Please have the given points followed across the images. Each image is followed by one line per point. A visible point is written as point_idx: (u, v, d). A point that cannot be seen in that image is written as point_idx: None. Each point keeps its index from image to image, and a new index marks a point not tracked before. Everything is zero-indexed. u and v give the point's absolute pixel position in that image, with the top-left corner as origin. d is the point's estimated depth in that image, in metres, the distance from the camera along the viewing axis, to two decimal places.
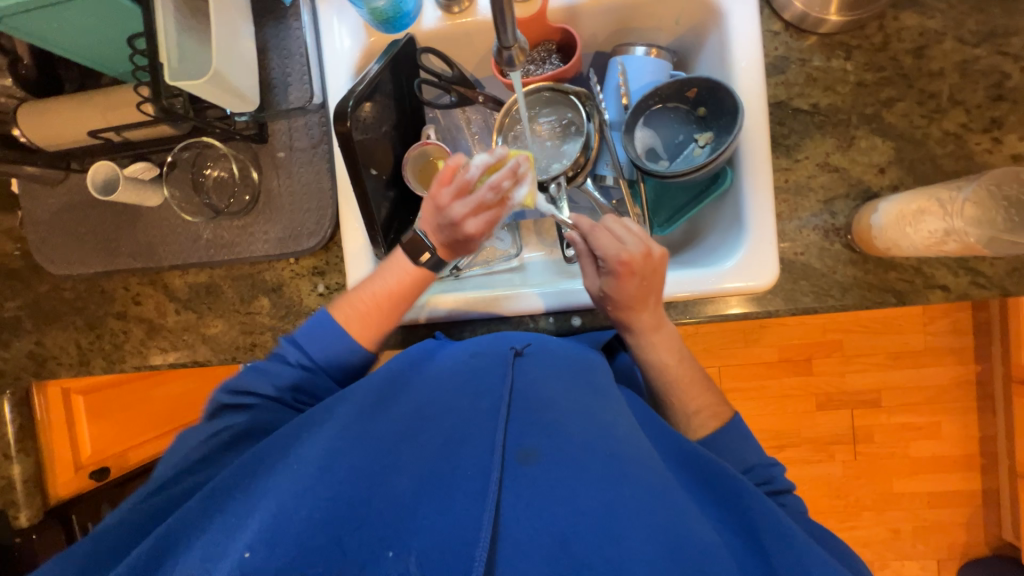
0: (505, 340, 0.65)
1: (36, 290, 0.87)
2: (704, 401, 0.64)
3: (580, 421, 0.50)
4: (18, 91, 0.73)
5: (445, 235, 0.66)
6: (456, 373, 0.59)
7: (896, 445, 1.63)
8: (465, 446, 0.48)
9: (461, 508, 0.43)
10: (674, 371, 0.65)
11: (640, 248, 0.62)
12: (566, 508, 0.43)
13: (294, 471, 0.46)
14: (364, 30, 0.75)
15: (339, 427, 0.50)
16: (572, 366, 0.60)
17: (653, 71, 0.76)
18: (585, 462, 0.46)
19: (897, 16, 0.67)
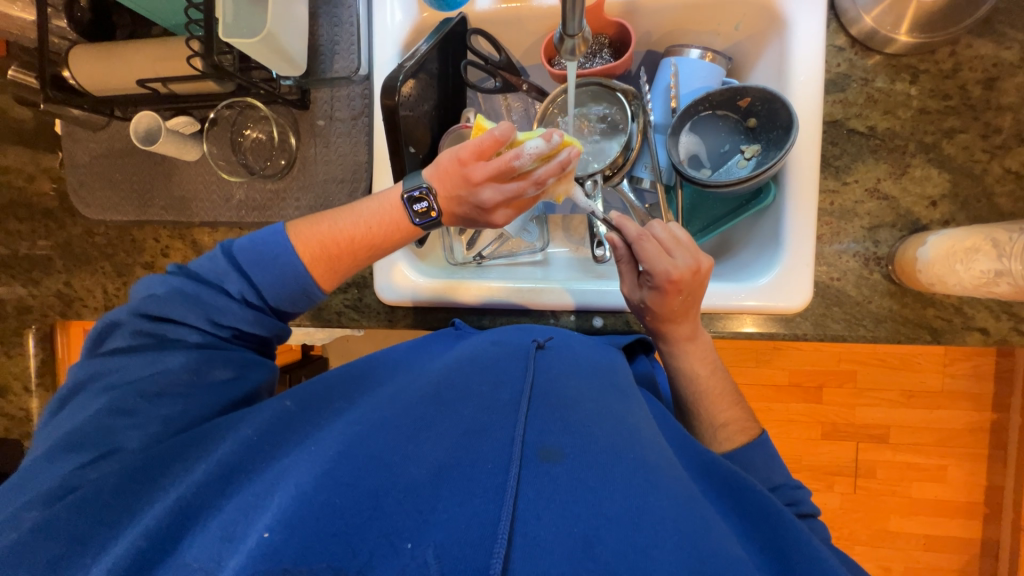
0: (527, 332, 0.65)
1: (69, 231, 0.89)
2: (727, 416, 0.63)
3: (600, 423, 0.50)
4: (71, 33, 0.73)
5: (466, 213, 0.64)
6: (475, 362, 0.58)
7: (898, 484, 1.60)
8: (483, 440, 0.48)
9: (480, 502, 0.42)
10: (702, 380, 0.65)
11: (689, 261, 0.61)
12: (589, 510, 0.41)
13: (313, 456, 0.47)
14: (416, 5, 0.74)
15: (358, 419, 0.51)
16: (593, 366, 0.60)
17: (706, 75, 0.74)
18: (605, 464, 0.45)
19: (972, 43, 0.63)
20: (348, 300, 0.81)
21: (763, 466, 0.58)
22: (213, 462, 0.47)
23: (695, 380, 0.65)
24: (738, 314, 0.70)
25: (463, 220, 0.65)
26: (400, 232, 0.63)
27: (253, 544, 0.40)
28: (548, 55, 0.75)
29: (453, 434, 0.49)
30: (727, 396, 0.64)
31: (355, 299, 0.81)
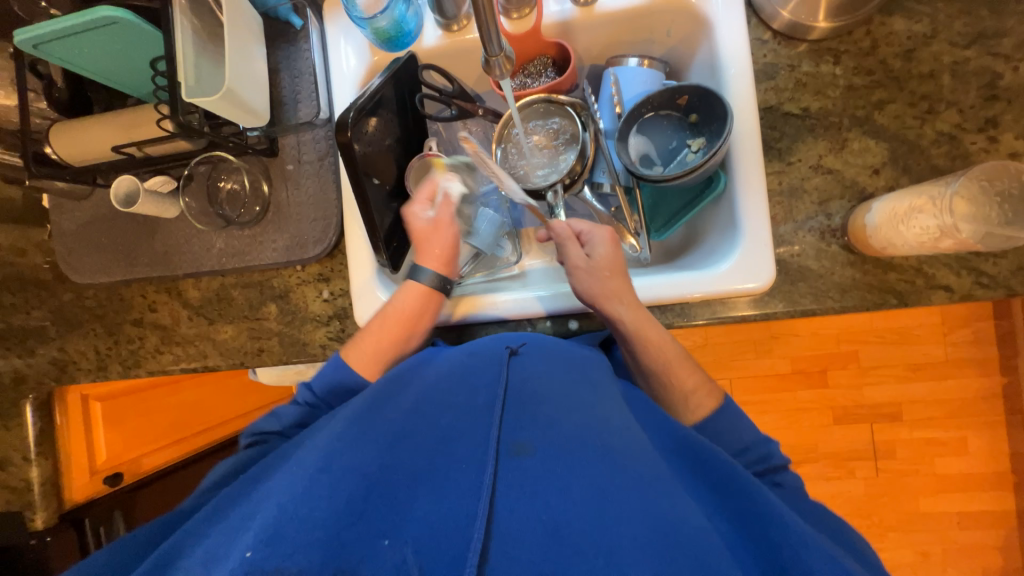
0: (501, 339, 0.66)
1: (62, 298, 0.92)
2: (694, 382, 0.66)
3: (571, 414, 0.52)
4: (51, 113, 0.78)
5: (443, 242, 0.77)
6: (453, 369, 0.61)
7: (920, 462, 1.56)
8: (458, 443, 0.51)
9: (455, 498, 0.46)
10: (653, 356, 0.66)
11: (603, 231, 0.72)
12: (558, 498, 0.45)
13: (293, 474, 0.47)
14: (369, 50, 0.80)
15: (338, 432, 0.52)
16: (569, 360, 0.62)
17: (646, 81, 0.78)
18: (574, 453, 0.48)
19: (885, 21, 0.68)
20: (331, 332, 0.82)
21: (731, 429, 0.64)
22: (206, 507, 0.50)
23: (647, 360, 0.67)
24: (711, 301, 0.71)
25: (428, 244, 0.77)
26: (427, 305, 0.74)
27: (234, 563, 0.39)
28: (498, 84, 0.78)
29: (431, 442, 0.51)
30: (683, 366, 0.67)
31: (338, 331, 0.82)
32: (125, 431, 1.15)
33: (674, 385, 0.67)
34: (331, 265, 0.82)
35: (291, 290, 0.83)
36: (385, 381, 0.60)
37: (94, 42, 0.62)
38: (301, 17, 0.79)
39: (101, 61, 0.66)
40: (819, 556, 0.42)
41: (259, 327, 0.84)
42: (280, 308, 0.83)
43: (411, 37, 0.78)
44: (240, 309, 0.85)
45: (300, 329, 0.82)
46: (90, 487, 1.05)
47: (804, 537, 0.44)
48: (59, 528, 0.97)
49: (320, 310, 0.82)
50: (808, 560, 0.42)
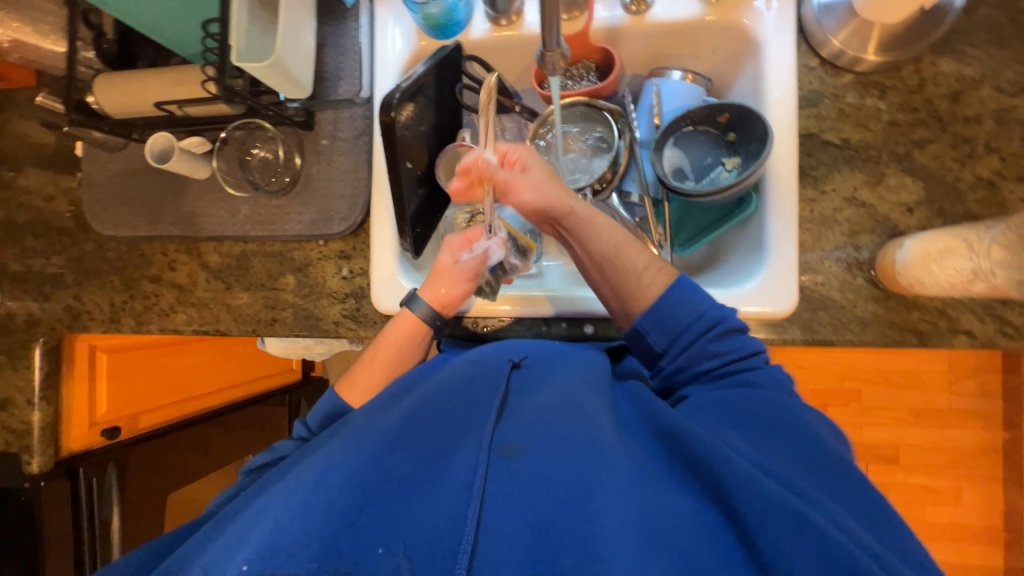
0: (504, 351, 0.67)
1: (83, 247, 0.93)
2: (645, 260, 0.64)
3: (561, 418, 0.53)
4: (97, 63, 0.79)
5: (458, 291, 0.75)
6: (452, 377, 0.61)
7: (912, 508, 1.55)
8: (453, 449, 0.52)
9: (445, 500, 0.47)
10: (601, 240, 0.65)
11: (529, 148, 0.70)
12: (545, 499, 0.46)
13: (289, 487, 0.48)
14: (416, 35, 0.80)
15: (335, 444, 0.53)
16: (566, 370, 0.62)
17: (687, 95, 0.78)
18: (561, 452, 0.49)
19: (934, 61, 0.67)
20: (346, 310, 0.82)
21: (686, 302, 0.61)
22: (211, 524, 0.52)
23: (598, 245, 0.65)
24: None
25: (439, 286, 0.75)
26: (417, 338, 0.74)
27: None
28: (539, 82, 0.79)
29: (426, 446, 0.52)
30: (633, 247, 0.65)
31: (353, 309, 0.82)
32: (129, 385, 1.15)
33: (627, 271, 0.64)
34: (353, 243, 0.83)
35: (311, 264, 0.83)
36: (385, 396, 0.62)
37: None
38: None
39: (155, 15, 0.66)
40: (791, 528, 0.40)
41: (275, 297, 0.84)
42: (298, 280, 0.84)
43: (460, 26, 0.78)
44: (258, 277, 0.85)
45: (316, 304, 0.83)
46: (87, 438, 1.05)
47: (777, 506, 0.41)
48: (54, 475, 0.99)
49: (338, 286, 0.82)
50: (776, 533, 0.40)
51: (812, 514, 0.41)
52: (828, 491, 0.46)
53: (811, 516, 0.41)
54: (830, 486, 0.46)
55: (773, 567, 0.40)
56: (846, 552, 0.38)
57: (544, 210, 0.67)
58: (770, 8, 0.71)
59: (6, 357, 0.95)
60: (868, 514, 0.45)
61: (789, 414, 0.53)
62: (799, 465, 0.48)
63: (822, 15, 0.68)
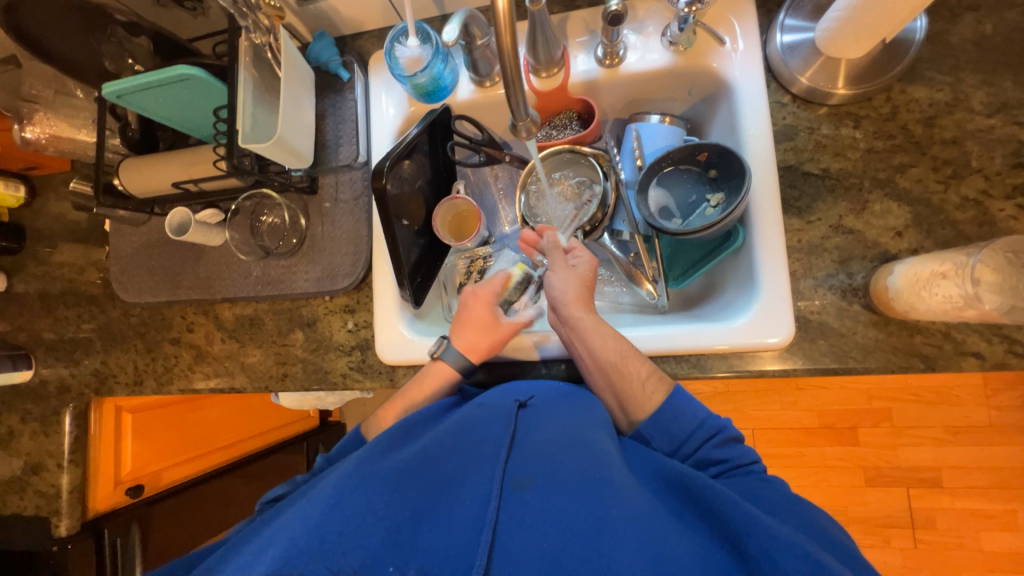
0: (508, 392, 0.70)
1: (110, 315, 0.99)
2: (647, 370, 0.67)
3: (573, 455, 0.57)
4: (123, 148, 0.87)
5: (498, 343, 0.77)
6: (463, 419, 0.65)
7: (964, 535, 1.45)
8: (465, 483, 0.56)
9: (462, 530, 0.51)
10: (606, 350, 0.68)
11: (590, 255, 0.77)
12: (559, 529, 0.50)
13: (307, 506, 0.51)
14: (407, 101, 0.86)
15: (349, 469, 0.55)
16: (571, 408, 0.66)
17: (666, 137, 0.81)
18: (573, 487, 0.54)
19: (905, 89, 0.69)
20: (353, 362, 0.85)
21: (687, 409, 0.65)
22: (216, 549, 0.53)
23: (604, 354, 0.68)
24: (726, 355, 0.71)
25: (478, 336, 0.76)
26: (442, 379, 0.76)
27: None
28: None
29: (439, 481, 0.56)
30: (635, 357, 0.68)
31: (359, 361, 0.85)
32: (151, 444, 1.19)
33: (629, 377, 0.67)
34: (358, 297, 0.86)
35: (318, 319, 0.87)
36: (398, 429, 0.64)
37: (166, 95, 0.69)
38: (348, 71, 0.86)
39: (170, 109, 0.73)
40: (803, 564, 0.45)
41: (286, 353, 0.88)
42: (306, 335, 0.87)
43: (447, 90, 0.83)
44: (270, 334, 0.89)
45: (323, 358, 0.86)
46: (111, 498, 1.09)
47: (788, 547, 0.46)
48: (80, 536, 1.01)
49: (343, 340, 0.86)
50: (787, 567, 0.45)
51: (816, 554, 0.46)
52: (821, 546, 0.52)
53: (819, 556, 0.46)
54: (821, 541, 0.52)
55: None
56: None
57: (558, 305, 0.73)
58: (737, 51, 0.74)
59: (40, 422, 1.01)
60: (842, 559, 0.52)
61: (792, 502, 0.57)
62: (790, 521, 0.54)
63: (787, 55, 0.71)
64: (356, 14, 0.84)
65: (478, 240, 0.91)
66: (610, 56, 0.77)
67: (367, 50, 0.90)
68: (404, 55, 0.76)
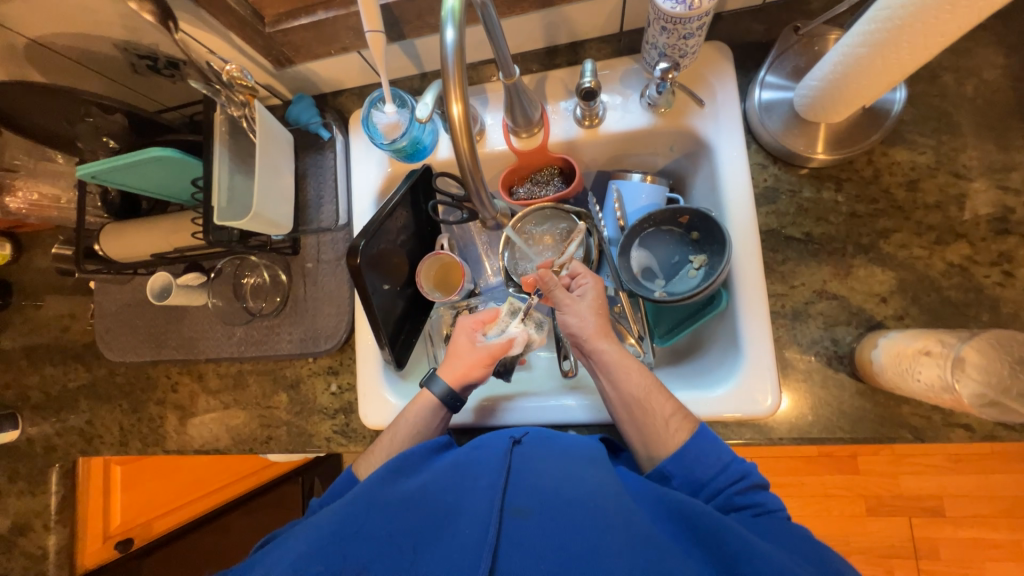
0: (505, 431, 0.71)
1: (95, 373, 0.99)
2: (672, 407, 0.67)
3: (570, 486, 0.59)
4: (104, 212, 0.87)
5: (475, 373, 0.78)
6: (461, 457, 0.67)
7: (968, 566, 1.42)
8: (465, 509, 0.59)
9: (461, 556, 0.53)
10: (632, 380, 0.70)
11: (596, 279, 0.77)
12: (556, 554, 0.52)
13: (315, 532, 0.57)
14: (387, 161, 0.85)
15: (352, 498, 0.60)
16: (566, 443, 0.69)
17: (648, 195, 0.79)
18: (569, 513, 0.56)
19: (886, 151, 0.68)
20: (337, 425, 0.84)
21: (712, 452, 0.62)
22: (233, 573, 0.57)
23: (628, 386, 0.70)
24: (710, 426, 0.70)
25: (456, 365, 0.78)
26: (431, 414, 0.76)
27: None
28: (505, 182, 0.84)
29: (440, 508, 0.59)
30: (660, 392, 0.69)
31: (342, 425, 0.84)
32: (139, 495, 1.20)
33: (653, 413, 0.67)
34: (340, 359, 0.86)
35: (302, 380, 0.86)
36: (398, 458, 0.67)
37: (142, 172, 0.68)
38: (329, 130, 0.86)
39: (148, 180, 0.71)
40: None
41: (270, 415, 0.87)
42: (290, 397, 0.87)
43: (427, 150, 0.83)
44: (254, 396, 0.88)
45: (307, 421, 0.85)
46: (101, 553, 1.12)
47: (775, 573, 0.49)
48: None
49: (327, 402, 0.85)
50: None
51: None
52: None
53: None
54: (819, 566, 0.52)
55: None
56: None
57: (579, 338, 0.75)
58: (716, 112, 0.73)
59: (27, 482, 1.00)
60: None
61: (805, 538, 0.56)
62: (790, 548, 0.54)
63: (764, 116, 0.71)
64: (334, 75, 0.84)
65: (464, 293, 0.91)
66: (589, 117, 0.76)
67: (347, 107, 0.89)
68: (381, 121, 0.75)
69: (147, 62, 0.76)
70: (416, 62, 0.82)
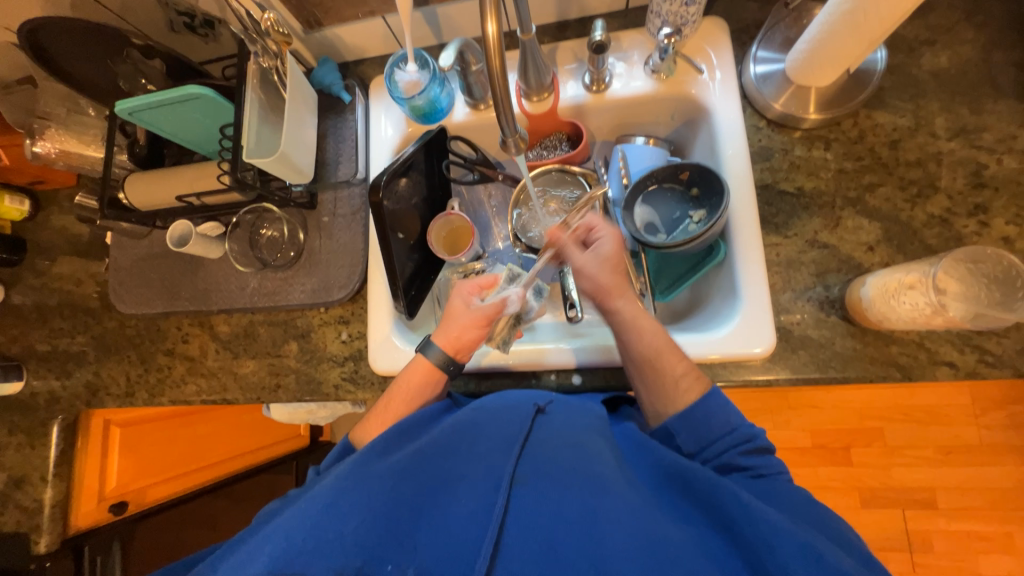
0: (528, 395, 0.70)
1: (105, 325, 1.00)
2: (683, 368, 0.67)
3: (567, 456, 0.58)
4: (129, 163, 0.90)
5: (471, 336, 0.76)
6: (458, 421, 0.64)
7: (961, 558, 1.43)
8: (462, 479, 0.58)
9: (458, 526, 0.53)
10: (646, 342, 0.69)
11: (612, 231, 0.77)
12: (553, 522, 0.52)
13: (306, 507, 0.53)
14: (405, 122, 0.91)
15: (342, 473, 0.57)
16: (570, 413, 0.66)
17: (651, 157, 0.86)
18: (568, 483, 0.55)
19: (870, 114, 0.74)
20: (346, 372, 0.86)
21: (719, 412, 0.63)
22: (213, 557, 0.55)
23: (641, 347, 0.69)
24: (711, 365, 0.73)
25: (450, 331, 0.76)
26: (428, 384, 0.74)
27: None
28: (532, 141, 0.92)
29: (435, 480, 0.57)
30: (672, 353, 0.68)
31: (352, 372, 0.86)
32: (139, 459, 1.18)
33: (664, 373, 0.67)
34: (352, 309, 0.88)
35: (313, 330, 0.89)
36: (394, 428, 0.64)
37: (177, 111, 0.73)
38: (350, 94, 0.91)
39: (179, 124, 0.76)
40: (796, 553, 0.47)
41: (280, 363, 0.89)
42: (300, 346, 0.89)
43: (443, 113, 0.88)
44: (264, 346, 0.90)
45: (317, 368, 0.87)
46: (95, 514, 1.07)
47: (779, 531, 0.48)
48: (60, 555, 1.01)
49: (338, 350, 0.87)
50: (781, 553, 0.47)
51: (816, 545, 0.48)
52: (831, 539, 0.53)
53: (809, 541, 0.48)
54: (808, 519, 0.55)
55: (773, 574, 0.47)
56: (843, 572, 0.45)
57: (596, 296, 0.74)
58: (714, 79, 0.79)
59: (27, 436, 1.00)
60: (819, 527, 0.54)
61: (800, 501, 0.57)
62: (784, 505, 0.56)
63: (761, 83, 0.76)
64: (358, 42, 0.90)
65: (471, 254, 0.93)
66: (597, 82, 0.82)
67: (368, 74, 0.95)
68: (403, 79, 0.80)
69: (184, 19, 0.81)
70: (435, 31, 0.88)
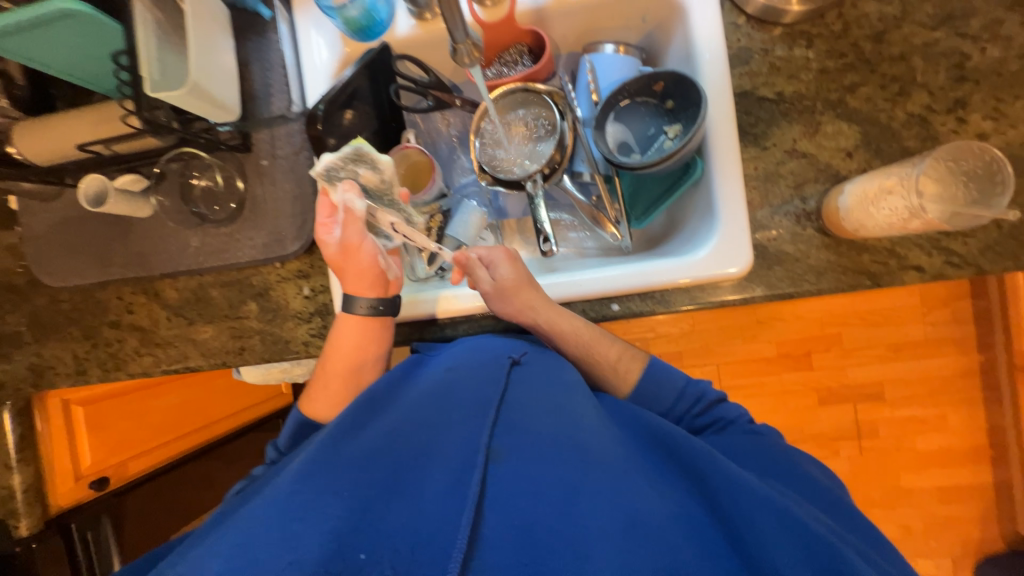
0: (501, 346, 0.68)
1: (35, 302, 0.90)
2: (616, 351, 0.71)
3: (546, 423, 0.58)
4: (14, 111, 0.75)
5: (366, 263, 0.70)
6: (433, 386, 0.62)
7: (901, 439, 1.59)
8: (436, 454, 0.55)
9: (431, 505, 0.51)
10: (571, 343, 0.71)
11: (501, 252, 0.75)
12: (531, 501, 0.51)
13: (269, 496, 0.51)
14: (341, 41, 0.78)
15: (309, 456, 0.54)
16: (545, 372, 0.65)
17: (621, 68, 0.79)
18: (548, 457, 0.54)
19: (855, 4, 0.68)
20: (314, 329, 0.81)
21: (665, 379, 0.69)
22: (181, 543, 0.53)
23: (569, 349, 0.72)
24: (689, 288, 0.72)
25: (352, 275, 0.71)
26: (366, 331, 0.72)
27: None
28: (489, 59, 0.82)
29: (409, 457, 0.55)
30: (605, 339, 0.71)
31: (320, 327, 0.81)
32: (111, 435, 1.12)
33: (602, 361, 0.71)
34: (310, 262, 0.82)
35: (272, 287, 0.82)
36: (360, 403, 0.61)
37: (49, 36, 0.60)
38: (270, 9, 0.77)
39: (59, 55, 0.63)
40: (775, 522, 0.49)
41: (240, 326, 0.83)
42: (260, 306, 0.83)
43: (382, 26, 0.77)
44: (220, 309, 0.84)
45: (282, 327, 0.82)
46: (75, 493, 1.04)
47: (760, 502, 0.51)
48: (45, 534, 0.98)
49: (301, 306, 0.82)
50: (760, 524, 0.50)
51: (792, 509, 0.51)
52: (803, 491, 0.57)
53: (788, 510, 0.51)
54: (779, 473, 0.59)
55: (751, 545, 0.49)
56: (825, 543, 0.48)
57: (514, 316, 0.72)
58: None
59: None
60: (790, 479, 0.59)
61: (782, 458, 0.61)
62: (763, 464, 0.60)
63: None
64: None
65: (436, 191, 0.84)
66: None
67: None
68: None
69: None
70: None
